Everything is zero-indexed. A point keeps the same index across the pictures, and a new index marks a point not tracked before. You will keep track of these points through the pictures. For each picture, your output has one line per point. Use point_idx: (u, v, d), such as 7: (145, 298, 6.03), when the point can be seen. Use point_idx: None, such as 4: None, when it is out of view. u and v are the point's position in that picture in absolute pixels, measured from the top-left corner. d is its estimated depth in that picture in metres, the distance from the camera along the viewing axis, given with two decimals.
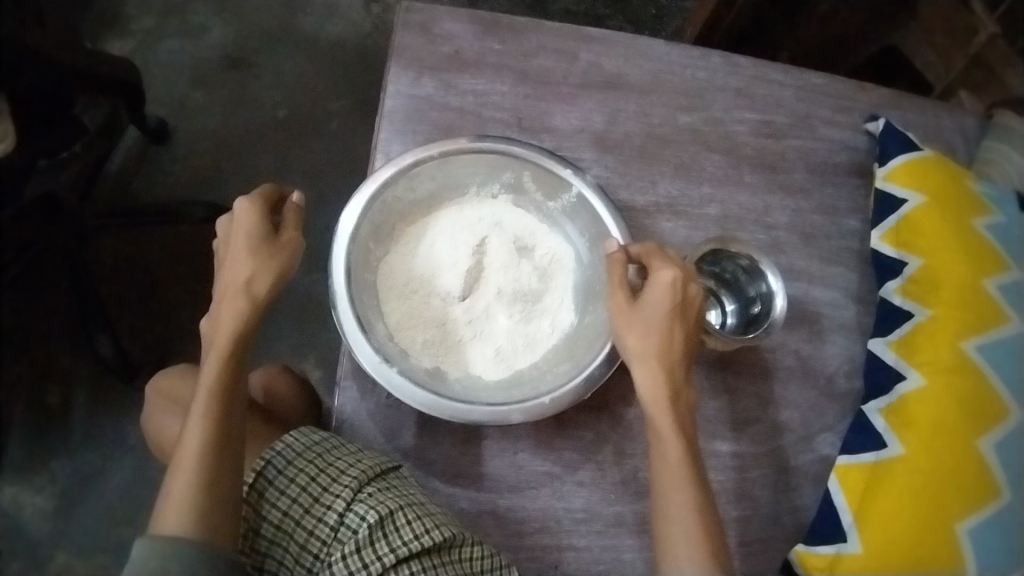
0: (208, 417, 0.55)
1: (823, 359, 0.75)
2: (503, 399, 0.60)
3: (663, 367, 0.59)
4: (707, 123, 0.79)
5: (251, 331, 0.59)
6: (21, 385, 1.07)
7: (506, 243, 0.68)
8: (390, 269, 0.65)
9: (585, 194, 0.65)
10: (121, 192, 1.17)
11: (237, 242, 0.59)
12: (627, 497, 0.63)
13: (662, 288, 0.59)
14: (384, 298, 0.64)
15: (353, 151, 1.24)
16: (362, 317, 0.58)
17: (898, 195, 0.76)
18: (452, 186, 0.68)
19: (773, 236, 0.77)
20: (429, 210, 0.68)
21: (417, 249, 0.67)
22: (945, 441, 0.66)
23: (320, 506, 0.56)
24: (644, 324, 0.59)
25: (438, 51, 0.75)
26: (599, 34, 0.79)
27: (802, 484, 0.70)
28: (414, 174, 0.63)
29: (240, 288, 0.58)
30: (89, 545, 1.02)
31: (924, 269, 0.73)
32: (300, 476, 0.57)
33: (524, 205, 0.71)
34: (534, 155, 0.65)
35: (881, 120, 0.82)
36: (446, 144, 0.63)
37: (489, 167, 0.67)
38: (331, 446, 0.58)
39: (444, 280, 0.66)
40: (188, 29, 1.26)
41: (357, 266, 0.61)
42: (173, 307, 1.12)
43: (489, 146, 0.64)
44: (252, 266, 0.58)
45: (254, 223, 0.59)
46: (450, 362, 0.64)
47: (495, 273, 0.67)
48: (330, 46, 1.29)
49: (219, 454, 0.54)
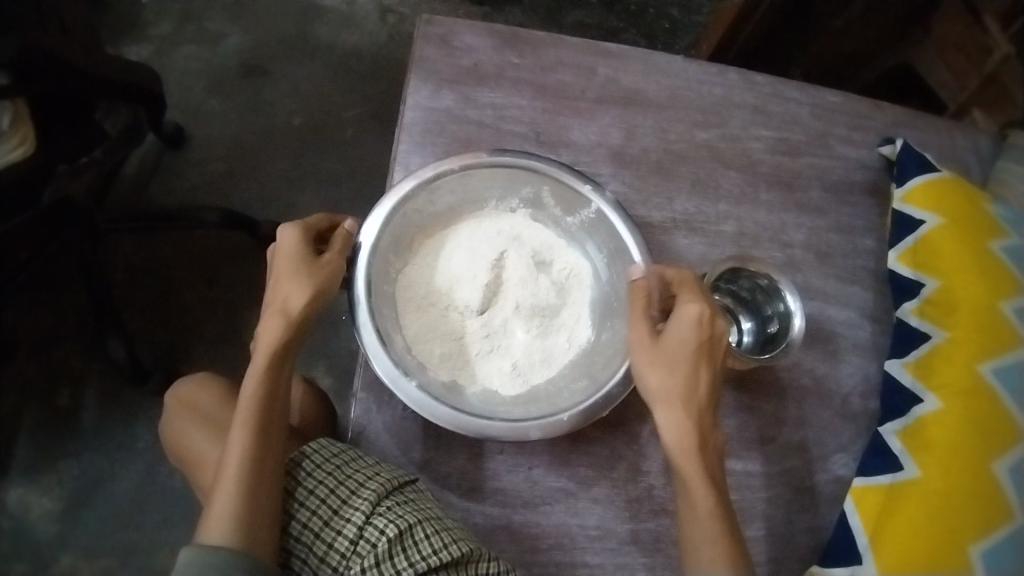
0: (248, 431, 0.56)
1: (838, 379, 0.74)
2: (520, 413, 0.59)
3: (688, 410, 0.58)
4: (723, 139, 0.79)
5: (291, 348, 0.60)
6: (32, 386, 1.07)
7: (525, 258, 0.69)
8: (408, 281, 0.65)
9: (604, 210, 0.65)
10: (136, 196, 1.17)
11: (277, 263, 0.60)
12: (643, 514, 0.63)
13: (687, 323, 0.58)
14: (402, 311, 0.64)
15: (366, 159, 1.25)
16: (382, 331, 0.58)
17: (916, 216, 0.77)
18: (471, 200, 0.69)
19: (789, 254, 0.77)
20: (447, 223, 0.69)
21: (434, 261, 0.67)
22: (960, 463, 0.65)
23: (339, 519, 0.56)
24: (668, 361, 0.58)
25: (457, 64, 0.75)
26: (617, 49, 0.80)
27: (816, 504, 0.70)
28: (434, 187, 0.63)
29: (278, 307, 0.58)
30: (96, 548, 1.02)
31: (941, 290, 0.73)
32: (320, 487, 0.58)
33: (542, 220, 0.71)
34: (554, 170, 0.65)
35: (897, 141, 0.81)
36: (467, 158, 0.63)
37: (508, 182, 0.67)
38: (350, 457, 0.59)
39: (462, 294, 0.66)
40: (205, 34, 1.27)
41: (376, 280, 0.60)
42: (186, 311, 1.12)
43: (509, 160, 0.64)
44: (289, 285, 0.58)
45: (294, 246, 0.59)
46: (467, 375, 0.64)
47: (514, 288, 0.67)
48: (345, 54, 1.30)
49: (258, 466, 0.55)
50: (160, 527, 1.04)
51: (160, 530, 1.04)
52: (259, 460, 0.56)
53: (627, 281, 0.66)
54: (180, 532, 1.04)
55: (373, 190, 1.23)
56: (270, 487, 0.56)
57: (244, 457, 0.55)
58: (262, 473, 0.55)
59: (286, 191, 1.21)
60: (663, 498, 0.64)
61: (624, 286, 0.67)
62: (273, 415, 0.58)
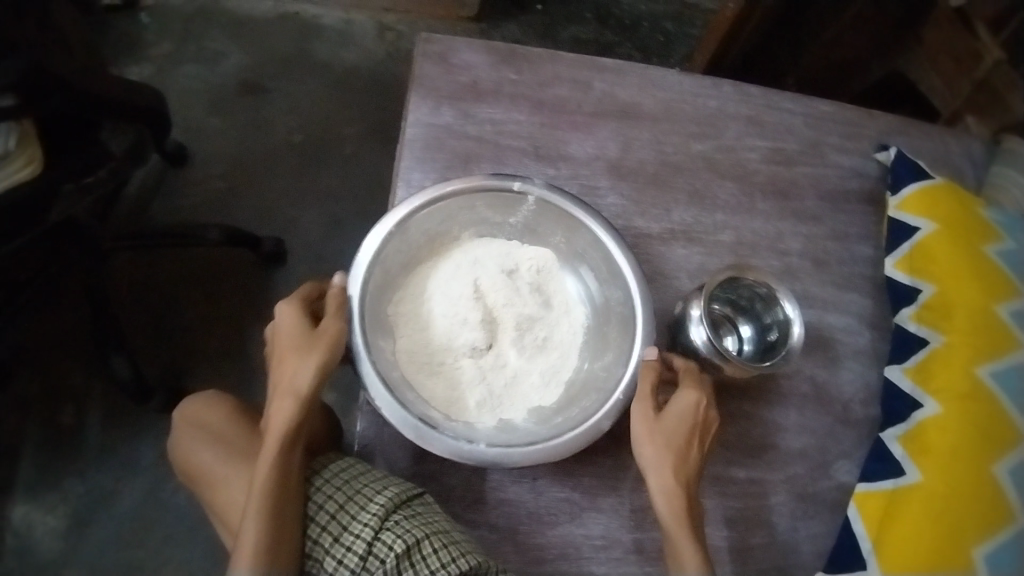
0: (267, 496, 0.56)
1: (838, 386, 0.75)
2: (579, 416, 0.59)
3: (677, 482, 0.60)
4: (719, 150, 0.80)
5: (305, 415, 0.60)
6: (35, 405, 1.07)
7: (495, 276, 0.67)
8: (405, 349, 0.63)
9: (543, 197, 0.64)
10: (138, 214, 1.18)
11: (283, 342, 0.61)
12: (647, 524, 0.63)
13: (686, 405, 0.61)
14: (419, 383, 0.61)
15: (367, 175, 1.26)
16: (424, 415, 0.56)
17: (911, 223, 0.78)
18: (419, 249, 0.66)
19: (787, 262, 0.78)
20: (404, 283, 0.66)
21: (414, 320, 0.65)
22: (960, 470, 0.67)
23: (349, 534, 0.57)
24: (666, 437, 0.60)
25: (456, 81, 0.77)
26: (612, 64, 0.81)
27: (821, 511, 0.70)
28: (382, 255, 0.60)
29: (290, 384, 0.59)
30: (99, 566, 1.02)
31: (937, 295, 0.74)
32: (330, 502, 0.59)
33: (488, 232, 0.69)
34: (482, 185, 0.63)
35: (892, 149, 0.83)
36: (393, 216, 0.60)
37: (446, 214, 0.64)
38: (357, 473, 0.60)
39: (463, 339, 0.64)
40: (206, 54, 1.29)
41: (387, 370, 0.57)
42: (189, 327, 1.13)
43: (436, 195, 0.61)
44: (297, 363, 0.59)
45: (293, 324, 0.60)
46: (509, 408, 0.63)
47: (504, 310, 0.66)
48: (344, 72, 1.31)
49: (275, 521, 0.56)
50: (164, 544, 1.04)
51: (165, 547, 1.04)
52: (276, 515, 0.56)
53: (594, 249, 0.66)
54: (185, 548, 1.04)
55: (374, 206, 1.24)
56: (288, 537, 0.57)
57: (262, 516, 0.55)
58: (280, 526, 0.56)
59: (287, 208, 1.22)
60: None
61: (594, 256, 0.66)
62: (291, 474, 0.58)
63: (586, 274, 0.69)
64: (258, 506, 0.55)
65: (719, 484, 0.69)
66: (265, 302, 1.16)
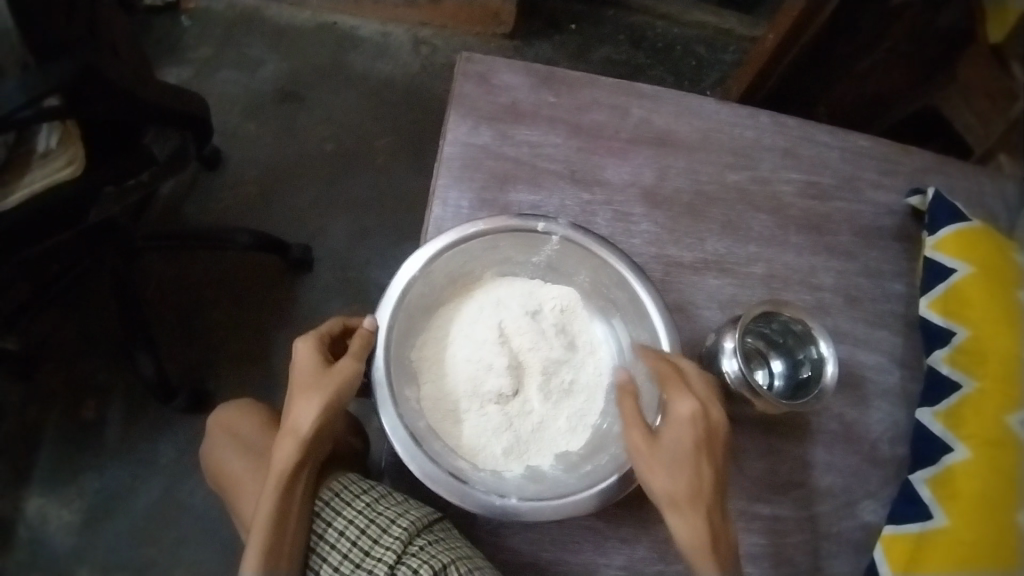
0: (266, 528, 0.57)
1: (867, 425, 0.74)
2: (611, 464, 0.59)
3: (696, 506, 0.58)
4: (754, 182, 0.80)
5: (312, 449, 0.60)
6: (59, 398, 1.09)
7: (518, 318, 0.66)
8: (430, 395, 0.62)
9: (566, 239, 0.64)
10: (170, 215, 1.20)
11: (294, 377, 0.60)
12: (669, 555, 0.63)
13: (682, 421, 0.58)
14: (445, 431, 0.60)
15: (395, 186, 1.27)
16: (453, 469, 0.56)
17: (946, 264, 0.77)
18: (441, 292, 0.65)
19: (818, 297, 0.77)
20: (427, 327, 0.65)
21: (439, 363, 0.63)
22: (987, 517, 0.66)
23: (370, 558, 0.58)
24: (668, 462, 0.57)
25: (495, 101, 0.78)
26: (651, 91, 0.82)
27: (844, 551, 0.70)
28: (405, 301, 0.60)
29: (292, 423, 0.59)
30: (112, 561, 1.03)
31: (972, 339, 0.73)
32: (351, 526, 0.60)
33: (509, 271, 0.69)
34: (505, 229, 0.63)
35: (928, 191, 0.82)
36: (415, 262, 0.60)
37: (467, 257, 0.64)
38: (379, 495, 0.60)
39: (489, 386, 0.63)
40: (244, 60, 1.31)
41: (414, 421, 0.57)
42: (214, 329, 1.14)
43: (457, 239, 0.61)
44: (303, 401, 0.59)
45: (308, 359, 0.60)
46: (536, 455, 0.62)
47: (530, 354, 0.65)
48: (378, 83, 1.33)
49: (271, 557, 0.57)
50: (177, 544, 1.04)
51: (177, 546, 1.04)
52: (276, 551, 0.57)
53: (617, 289, 0.66)
54: (197, 549, 1.05)
55: (401, 217, 1.25)
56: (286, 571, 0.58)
57: (259, 551, 0.56)
58: (277, 561, 0.57)
59: (316, 215, 1.23)
60: None
61: (618, 296, 0.66)
62: (291, 509, 0.59)
63: (611, 313, 0.68)
64: (257, 541, 0.57)
65: (743, 519, 0.68)
66: (290, 308, 1.17)
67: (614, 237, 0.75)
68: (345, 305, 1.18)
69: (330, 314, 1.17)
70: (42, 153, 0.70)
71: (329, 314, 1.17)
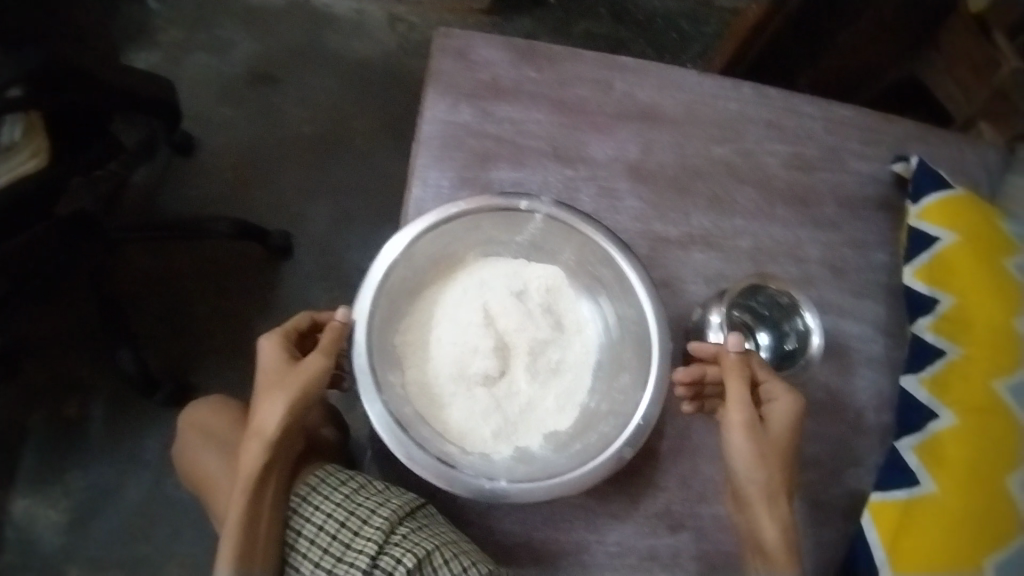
0: (238, 528, 0.56)
1: (853, 395, 0.74)
2: (599, 443, 0.59)
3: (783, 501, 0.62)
4: (739, 155, 0.79)
5: (280, 448, 0.59)
6: (40, 397, 1.07)
7: (503, 298, 0.65)
8: (415, 379, 0.61)
9: (549, 216, 0.62)
10: (145, 205, 1.17)
11: (259, 379, 0.60)
12: (660, 530, 0.63)
13: (785, 416, 0.62)
14: (432, 416, 0.60)
15: (376, 168, 1.25)
16: (441, 453, 0.55)
17: (930, 233, 0.77)
18: (423, 275, 0.64)
19: (804, 270, 0.77)
20: (410, 310, 0.64)
21: (424, 347, 0.62)
22: (976, 483, 0.67)
23: (351, 551, 0.57)
24: (776, 455, 0.62)
25: (475, 78, 0.76)
26: (633, 64, 0.80)
27: (830, 520, 0.71)
28: (386, 286, 0.58)
29: (257, 425, 0.58)
30: (103, 557, 1.02)
31: (956, 307, 0.74)
32: (330, 520, 0.58)
33: (494, 251, 0.67)
34: (485, 208, 0.61)
35: (912, 159, 0.81)
36: (396, 245, 0.58)
37: (447, 238, 0.62)
38: (357, 486, 0.59)
39: (476, 367, 0.61)
40: (216, 42, 1.27)
41: (399, 407, 0.56)
42: (195, 319, 1.12)
43: (435, 221, 0.60)
44: (267, 401, 0.58)
45: (272, 359, 0.60)
46: (526, 435, 0.62)
47: (515, 334, 0.64)
48: (355, 63, 1.30)
49: (243, 561, 0.56)
50: (168, 537, 1.03)
51: (169, 540, 1.03)
52: (248, 556, 0.56)
53: (602, 266, 0.65)
54: (189, 541, 1.04)
55: (382, 200, 1.23)
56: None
57: (231, 557, 0.56)
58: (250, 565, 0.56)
59: (295, 200, 1.21)
60: (682, 514, 0.64)
61: (604, 273, 0.65)
62: (261, 513, 0.58)
63: (598, 291, 0.67)
64: (229, 547, 0.56)
65: None
66: (273, 296, 1.15)
67: (599, 214, 0.74)
68: (328, 291, 1.16)
69: (313, 300, 1.16)
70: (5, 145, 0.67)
71: (313, 301, 1.15)
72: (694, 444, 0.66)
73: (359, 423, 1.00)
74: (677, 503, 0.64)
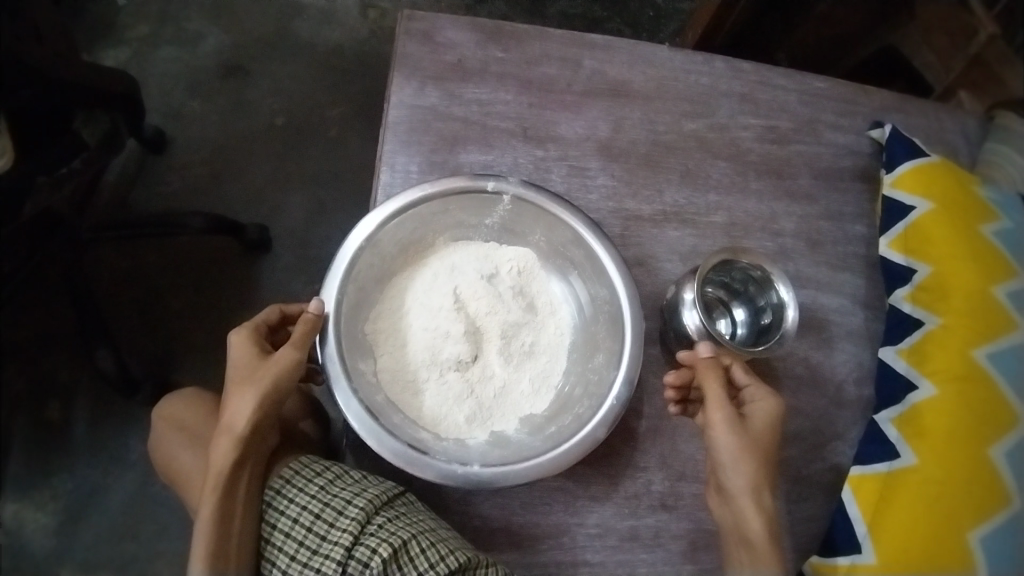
0: (211, 526, 0.54)
1: (832, 367, 0.74)
2: (574, 424, 0.58)
3: (767, 497, 0.60)
4: (712, 129, 0.79)
5: (253, 442, 0.57)
6: (21, 401, 1.05)
7: (474, 282, 0.64)
8: (387, 368, 0.60)
9: (518, 198, 0.62)
10: (118, 204, 1.15)
11: (230, 373, 0.58)
12: (641, 510, 0.63)
13: (766, 410, 0.62)
14: (406, 404, 0.59)
15: (353, 158, 1.23)
16: (414, 441, 0.54)
17: (906, 202, 0.76)
18: (392, 262, 0.63)
19: (781, 243, 0.77)
20: (380, 299, 0.63)
21: (396, 335, 0.62)
22: (959, 453, 0.66)
23: (327, 543, 0.55)
24: (758, 449, 0.61)
25: (441, 60, 0.74)
26: (602, 40, 0.79)
27: (814, 493, 0.71)
28: (353, 274, 0.57)
29: (228, 420, 0.56)
30: (92, 560, 1.01)
31: (933, 276, 0.73)
32: (305, 512, 0.56)
33: (463, 235, 0.67)
34: (452, 190, 0.60)
35: (886, 126, 0.81)
36: (362, 230, 0.57)
37: (415, 223, 0.61)
38: (333, 477, 0.58)
39: (448, 353, 0.61)
40: (184, 36, 1.24)
41: (369, 395, 0.55)
42: (174, 317, 1.10)
43: (402, 206, 0.59)
44: (239, 395, 0.56)
45: (243, 353, 0.58)
46: (500, 420, 0.61)
47: (487, 318, 0.63)
48: (327, 52, 1.27)
49: (217, 560, 0.54)
50: (158, 537, 1.03)
51: (158, 540, 1.03)
52: (222, 555, 0.54)
53: (573, 246, 0.64)
54: (179, 541, 1.03)
55: (359, 190, 1.21)
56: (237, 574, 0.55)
57: (204, 557, 0.53)
58: (224, 564, 0.54)
59: (271, 194, 1.19)
60: (661, 493, 0.64)
61: (575, 254, 0.64)
62: (234, 510, 0.55)
63: (569, 271, 0.67)
64: (202, 547, 0.54)
65: None
66: (252, 291, 1.13)
67: (571, 194, 0.73)
68: (307, 284, 1.15)
69: (292, 293, 1.14)
70: None
71: (293, 294, 1.14)
72: (672, 422, 0.65)
73: None
74: (657, 482, 0.64)
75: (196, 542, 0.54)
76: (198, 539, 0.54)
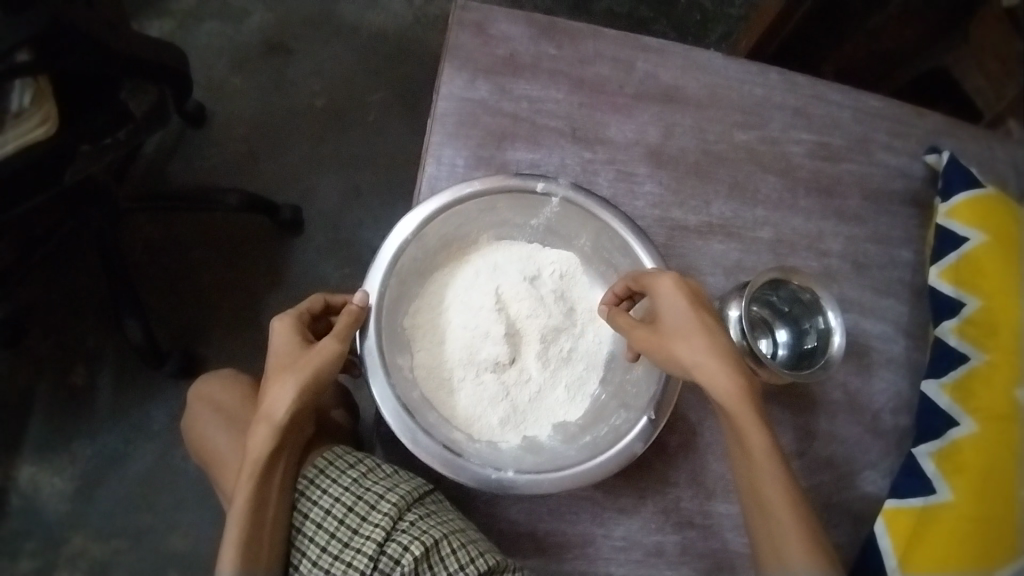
0: (244, 513, 0.53)
1: (870, 395, 0.73)
2: (611, 436, 0.57)
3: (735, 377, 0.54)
4: (763, 142, 0.77)
5: (290, 432, 0.57)
6: (47, 364, 1.06)
7: (517, 283, 0.64)
8: (423, 364, 0.59)
9: (567, 202, 0.61)
10: (153, 175, 1.15)
11: (270, 359, 0.58)
12: (668, 526, 0.62)
13: (671, 291, 0.57)
14: (440, 402, 0.59)
15: (389, 143, 1.22)
16: (448, 441, 0.54)
17: (960, 233, 0.74)
18: (436, 258, 0.63)
19: (825, 264, 0.75)
20: (420, 293, 0.63)
21: (436, 332, 0.61)
22: (994, 493, 0.64)
23: (358, 537, 0.55)
24: (683, 332, 0.56)
25: (493, 53, 0.73)
26: (657, 44, 0.77)
27: (842, 521, 0.69)
28: (397, 268, 0.57)
29: (266, 408, 0.56)
30: (106, 528, 1.02)
31: (982, 310, 0.71)
32: (338, 504, 0.57)
33: (507, 235, 0.66)
34: (502, 189, 0.59)
35: (943, 153, 0.78)
36: (407, 224, 0.56)
37: (461, 220, 0.61)
38: (365, 469, 0.58)
39: (486, 353, 0.60)
40: (229, 10, 1.24)
41: (406, 392, 0.54)
42: (201, 291, 1.11)
43: (450, 200, 0.58)
44: (278, 384, 0.56)
45: (284, 342, 0.58)
46: (533, 425, 0.61)
47: (528, 321, 0.63)
48: (371, 36, 1.27)
49: (249, 548, 0.53)
50: (173, 509, 1.03)
51: (174, 512, 1.03)
52: (254, 542, 0.54)
53: (620, 253, 0.63)
54: (193, 514, 1.03)
55: (394, 177, 1.21)
56: (269, 562, 0.55)
57: (235, 543, 0.53)
58: (257, 551, 0.54)
59: (305, 174, 1.19)
60: (690, 511, 0.62)
61: (620, 260, 0.63)
62: (268, 498, 0.55)
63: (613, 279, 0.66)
64: (234, 532, 0.53)
65: None
66: (280, 270, 1.13)
67: (616, 199, 0.72)
68: (337, 268, 1.15)
69: (322, 277, 1.14)
70: (14, 112, 0.61)
71: (321, 277, 1.14)
72: (705, 442, 0.64)
73: (367, 403, 0.98)
74: (687, 499, 0.63)
75: (227, 529, 0.54)
76: (229, 526, 0.54)
